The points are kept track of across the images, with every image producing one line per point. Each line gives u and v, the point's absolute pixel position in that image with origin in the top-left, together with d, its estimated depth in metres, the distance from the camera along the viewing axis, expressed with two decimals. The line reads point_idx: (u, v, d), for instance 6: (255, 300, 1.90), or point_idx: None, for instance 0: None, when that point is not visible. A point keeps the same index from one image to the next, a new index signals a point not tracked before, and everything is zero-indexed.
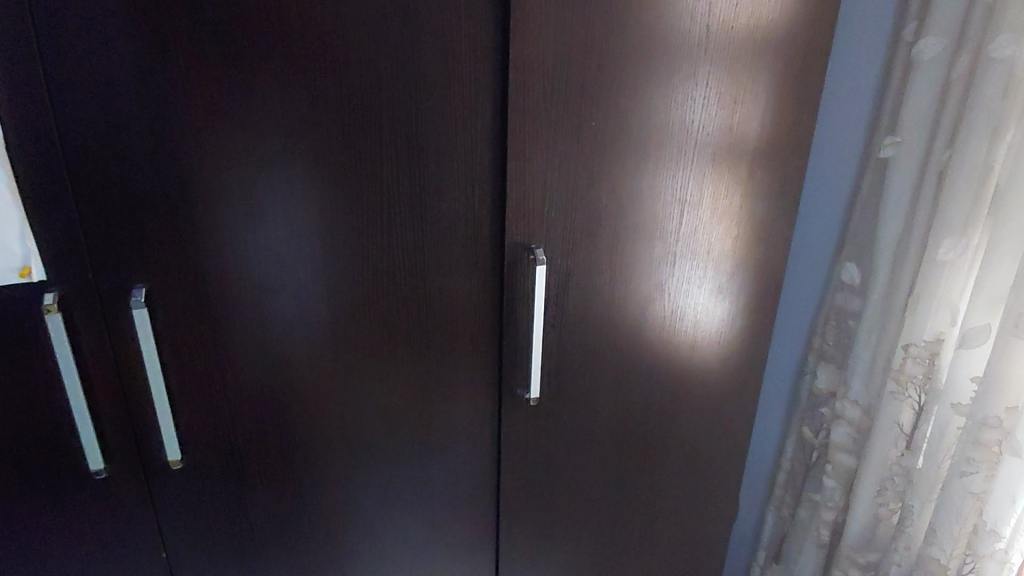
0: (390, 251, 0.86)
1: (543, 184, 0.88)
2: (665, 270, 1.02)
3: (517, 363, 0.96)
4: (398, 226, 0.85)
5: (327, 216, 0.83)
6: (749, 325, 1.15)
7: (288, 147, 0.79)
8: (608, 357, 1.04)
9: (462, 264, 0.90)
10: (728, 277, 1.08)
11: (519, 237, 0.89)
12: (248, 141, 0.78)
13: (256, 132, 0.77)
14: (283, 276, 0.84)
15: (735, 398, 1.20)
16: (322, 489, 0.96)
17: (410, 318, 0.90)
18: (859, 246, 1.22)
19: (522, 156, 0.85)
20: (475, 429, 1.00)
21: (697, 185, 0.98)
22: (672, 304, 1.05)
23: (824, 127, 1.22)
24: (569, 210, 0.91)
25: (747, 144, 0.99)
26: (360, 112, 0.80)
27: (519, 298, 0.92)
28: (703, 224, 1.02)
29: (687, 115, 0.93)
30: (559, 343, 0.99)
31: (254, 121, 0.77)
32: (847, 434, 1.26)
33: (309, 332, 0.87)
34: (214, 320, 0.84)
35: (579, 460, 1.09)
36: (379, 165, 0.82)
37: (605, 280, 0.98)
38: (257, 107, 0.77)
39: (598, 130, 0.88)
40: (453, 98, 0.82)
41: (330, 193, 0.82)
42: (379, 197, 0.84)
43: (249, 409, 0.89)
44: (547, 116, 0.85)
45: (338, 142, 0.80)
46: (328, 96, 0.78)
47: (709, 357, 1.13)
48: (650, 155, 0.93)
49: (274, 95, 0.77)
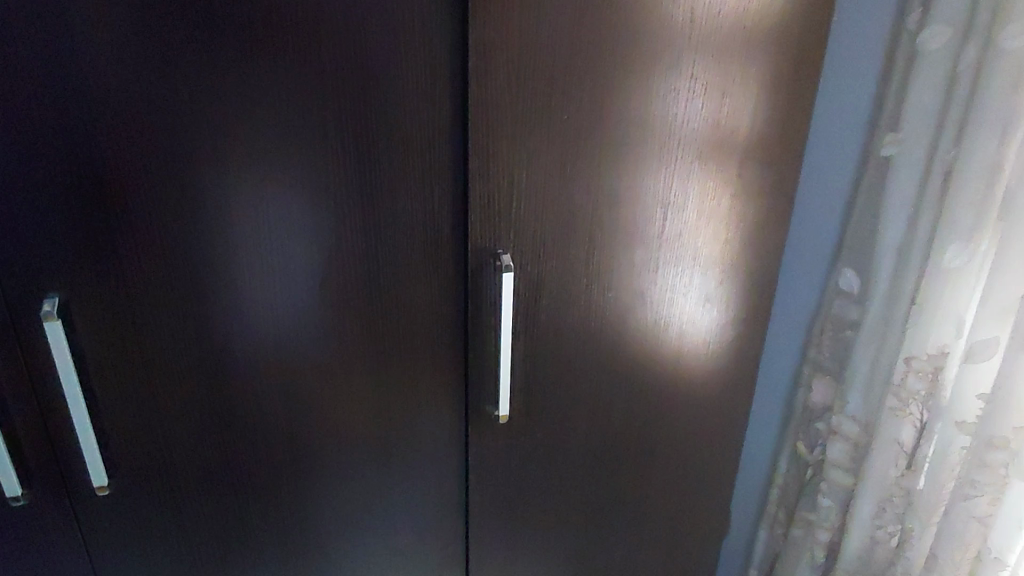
0: (341, 257, 0.79)
1: (510, 183, 0.80)
2: (648, 277, 0.94)
3: (484, 377, 0.89)
4: (350, 228, 0.78)
5: (267, 218, 0.75)
6: (739, 336, 1.07)
7: (221, 142, 0.71)
8: (586, 370, 0.96)
9: (421, 270, 0.82)
10: (717, 283, 1.01)
11: (484, 242, 0.81)
12: (174, 135, 0.70)
13: (183, 124, 0.70)
14: (220, 284, 0.76)
15: (724, 413, 1.12)
16: (271, 513, 0.89)
17: (364, 330, 0.83)
18: (859, 251, 1.14)
19: (485, 152, 0.77)
20: (439, 448, 0.93)
21: (681, 185, 0.90)
22: (657, 313, 0.97)
23: (821, 124, 1.14)
24: (540, 212, 0.83)
25: (737, 141, 0.92)
26: (301, 103, 0.72)
27: (485, 308, 0.84)
28: (689, 227, 0.94)
29: (670, 109, 0.85)
30: (531, 356, 0.91)
31: (181, 113, 0.69)
32: (844, 451, 1.18)
33: (251, 343, 0.80)
34: (143, 332, 0.76)
35: (554, 479, 1.01)
36: (326, 162, 0.74)
37: (582, 288, 0.90)
38: (182, 97, 0.69)
39: (571, 125, 0.80)
40: (407, 87, 0.74)
41: (270, 192, 0.74)
42: (327, 197, 0.76)
43: (187, 427, 0.81)
44: (513, 109, 0.77)
45: (278, 134, 0.72)
46: (264, 86, 0.70)
47: (696, 369, 1.06)
48: (629, 153, 0.85)
49: (203, 84, 0.69)
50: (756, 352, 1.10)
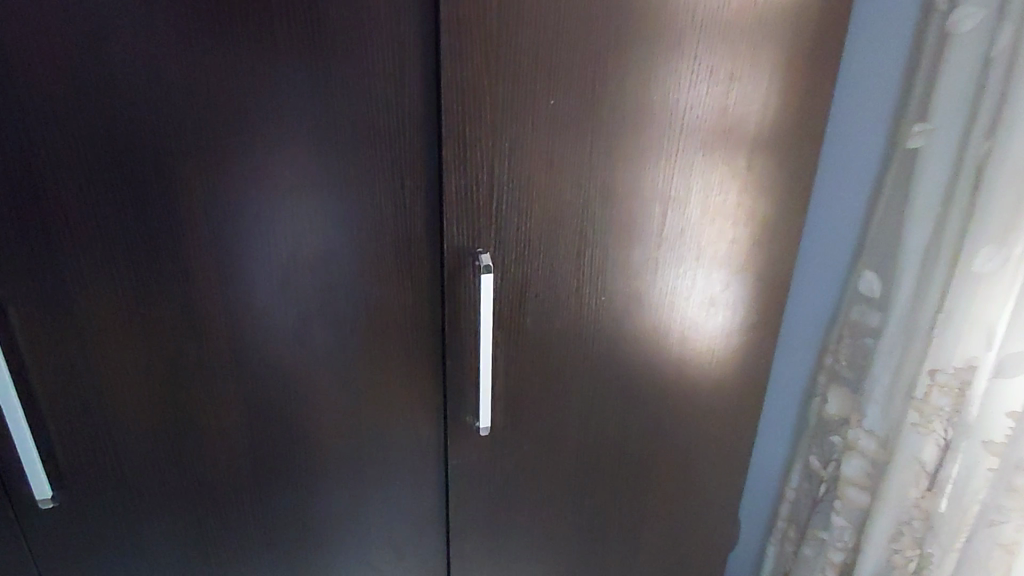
0: (302, 255, 0.72)
1: (490, 176, 0.72)
2: (646, 278, 0.86)
3: (463, 386, 0.82)
4: (312, 223, 0.71)
5: (218, 212, 0.68)
6: (746, 343, 0.99)
7: (164, 129, 0.64)
8: (576, 378, 0.88)
9: (393, 271, 0.75)
10: (723, 285, 0.92)
11: (461, 240, 0.74)
12: (113, 120, 0.63)
13: (123, 108, 0.63)
14: (170, 285, 0.70)
15: (730, 427, 1.04)
16: (233, 528, 0.83)
17: (331, 334, 0.76)
18: (881, 253, 1.04)
19: (462, 142, 0.70)
20: (416, 460, 0.86)
21: (683, 179, 0.82)
22: (656, 318, 0.90)
23: (841, 113, 1.05)
24: (525, 208, 0.75)
25: (745, 130, 0.83)
26: (254, 86, 0.65)
27: (463, 312, 0.78)
28: (692, 226, 0.86)
29: (671, 95, 0.77)
30: (516, 364, 0.84)
31: (120, 96, 0.63)
32: (860, 468, 1.10)
33: (206, 348, 0.73)
34: (87, 336, 0.70)
35: (543, 495, 0.94)
36: (283, 152, 0.68)
37: (572, 291, 0.82)
38: (121, 80, 0.62)
39: (558, 112, 0.73)
40: (373, 70, 0.66)
41: (222, 184, 0.67)
42: (286, 189, 0.69)
43: (139, 437, 0.75)
44: (492, 95, 0.69)
45: (231, 120, 0.65)
46: (211, 67, 0.63)
47: (699, 378, 0.98)
48: (624, 144, 0.77)
49: (142, 65, 0.62)
50: (766, 362, 1.02)
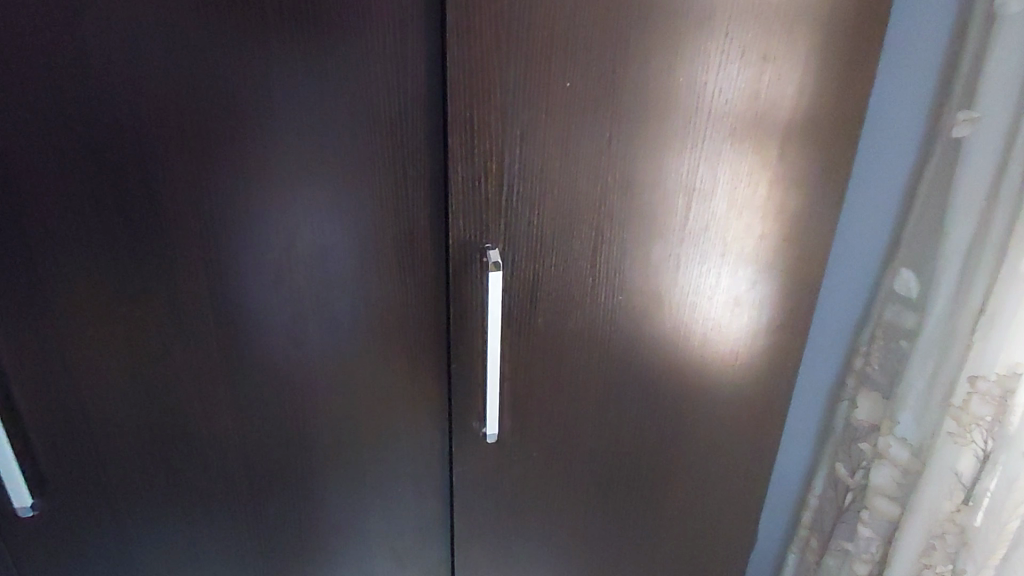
0: (296, 250, 0.67)
1: (501, 167, 0.66)
2: (667, 276, 0.80)
3: (471, 390, 0.77)
4: (305, 215, 0.65)
5: (206, 204, 0.63)
6: (774, 347, 0.92)
7: (145, 113, 0.59)
8: (591, 383, 0.83)
9: (394, 267, 0.70)
10: (750, 285, 0.86)
11: (468, 235, 0.69)
12: (88, 104, 0.58)
13: (99, 92, 0.58)
14: (154, 283, 0.65)
15: (754, 436, 0.97)
16: (226, 535, 0.78)
17: (328, 334, 0.71)
18: (919, 250, 0.97)
19: (469, 129, 0.64)
20: (420, 467, 0.81)
21: (709, 169, 0.76)
22: (677, 319, 0.84)
23: (880, 100, 0.97)
24: (537, 201, 0.70)
25: (777, 117, 0.76)
26: (241, 66, 0.59)
27: (470, 312, 0.72)
28: (716, 219, 0.79)
29: (698, 77, 0.70)
30: (526, 367, 0.78)
31: (96, 78, 0.57)
32: (890, 477, 1.03)
33: (194, 349, 0.68)
34: (67, 336, 0.65)
35: (554, 504, 0.89)
36: (275, 138, 0.62)
37: (586, 289, 0.77)
38: (97, 59, 0.57)
39: (574, 96, 0.67)
40: (372, 48, 0.61)
41: (208, 173, 0.62)
42: (277, 178, 0.64)
43: (124, 441, 0.71)
44: (503, 77, 0.63)
45: (216, 103, 0.60)
46: (195, 46, 0.58)
47: (723, 383, 0.92)
48: (645, 131, 0.71)
49: (121, 43, 0.57)
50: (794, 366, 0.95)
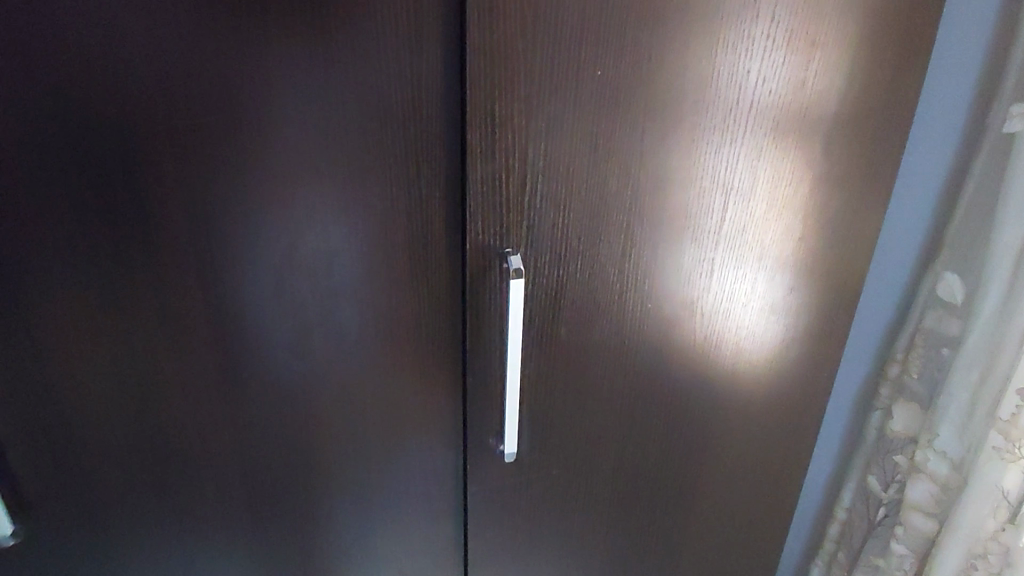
0: (299, 256, 0.61)
1: (524, 165, 0.60)
2: (700, 281, 0.74)
3: (488, 406, 0.71)
4: (308, 216, 0.59)
5: (199, 207, 0.57)
6: (809, 357, 0.86)
7: (127, 108, 0.53)
8: (616, 396, 0.77)
9: (406, 274, 0.64)
10: (787, 290, 0.79)
11: (488, 239, 0.62)
12: (64, 97, 0.51)
13: (76, 84, 0.51)
14: (141, 292, 0.59)
15: (787, 451, 0.91)
16: (223, 559, 0.73)
17: (333, 345, 0.65)
18: (965, 251, 0.90)
19: (490, 122, 0.58)
20: (433, 487, 0.76)
21: (749, 166, 0.69)
22: (708, 327, 0.77)
23: (930, 92, 0.90)
24: (562, 201, 0.63)
25: (823, 108, 0.70)
26: (236, 51, 0.53)
27: (489, 322, 0.66)
28: (754, 220, 0.73)
29: (740, 64, 0.64)
30: (547, 381, 0.72)
31: (73, 69, 0.51)
32: (927, 492, 0.97)
33: (187, 363, 0.63)
34: (45, 350, 0.59)
35: (575, 524, 0.83)
36: (275, 135, 0.56)
37: (612, 296, 0.71)
38: (73, 47, 0.50)
39: (605, 85, 0.60)
40: (383, 30, 0.54)
41: (199, 173, 0.56)
42: (276, 176, 0.57)
43: (112, 462, 0.65)
44: (528, 63, 0.57)
45: (208, 93, 0.53)
46: (185, 31, 0.51)
47: (756, 395, 0.85)
48: (680, 124, 0.64)
49: (100, 28, 0.50)
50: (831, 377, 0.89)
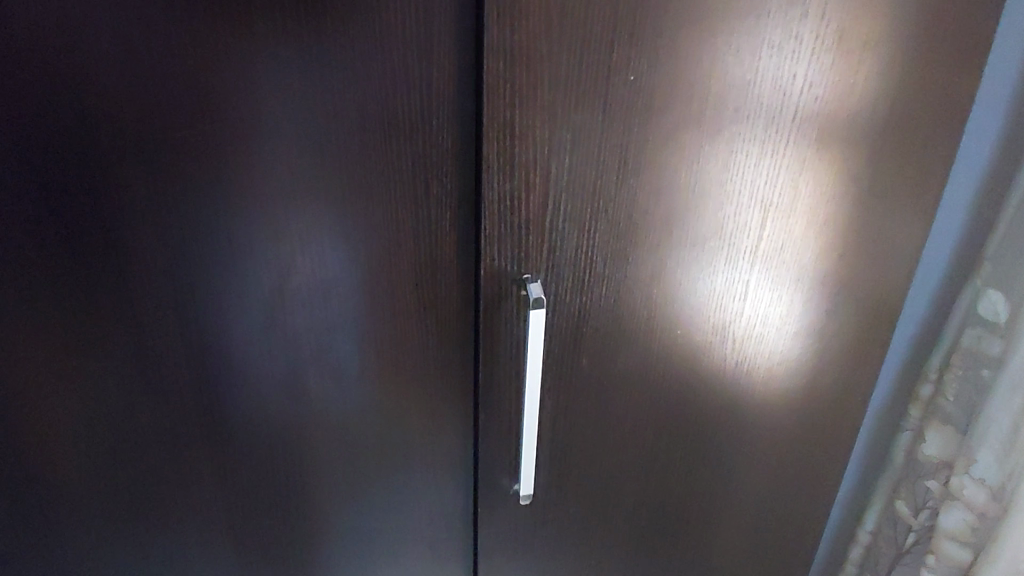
0: (291, 285, 0.54)
1: (545, 182, 0.54)
2: (731, 305, 0.67)
3: (501, 445, 0.65)
4: (302, 240, 0.53)
5: (178, 234, 0.50)
6: (850, 388, 0.78)
7: (98, 124, 0.46)
8: (641, 431, 0.70)
9: (412, 303, 0.57)
10: (828, 315, 0.72)
11: (504, 265, 0.56)
12: (27, 112, 0.45)
13: (41, 97, 0.45)
14: (112, 329, 0.52)
15: (824, 488, 0.83)
16: None
17: (329, 382, 0.59)
18: (1008, 264, 0.83)
19: (509, 134, 0.51)
20: (440, 529, 0.69)
21: (790, 180, 0.63)
22: (740, 354, 0.71)
23: (984, 94, 0.82)
24: (587, 222, 0.57)
25: (875, 115, 0.63)
26: (220, 59, 0.46)
27: (504, 355, 0.60)
28: (792, 239, 0.66)
29: (785, 67, 0.57)
30: (566, 416, 0.66)
31: (37, 80, 0.44)
32: (962, 520, 0.91)
33: (165, 406, 0.56)
34: (3, 394, 0.52)
35: (593, 566, 0.76)
36: (265, 152, 0.49)
37: (638, 325, 0.64)
38: (38, 55, 0.44)
39: (637, 93, 0.53)
40: (387, 30, 0.47)
41: (179, 196, 0.49)
42: (265, 196, 0.51)
43: (83, 514, 0.58)
44: (552, 67, 0.50)
45: (185, 103, 0.47)
46: (166, 38, 0.45)
47: (793, 429, 0.77)
48: (717, 135, 0.58)
49: (67, 34, 0.44)
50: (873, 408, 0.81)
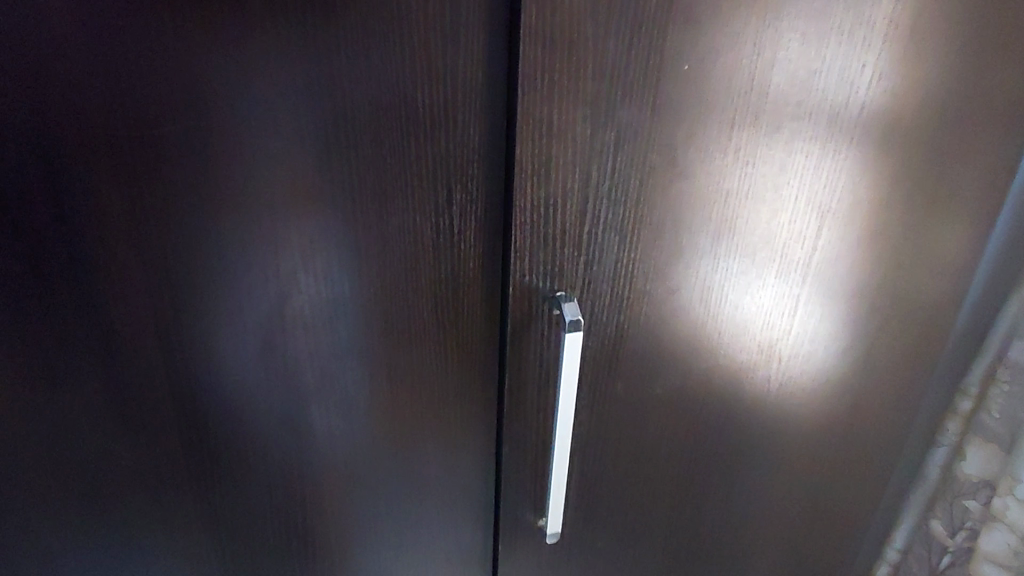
0: (293, 305, 0.47)
1: (584, 188, 0.47)
2: (779, 322, 0.61)
3: (527, 478, 0.58)
4: (306, 254, 0.46)
5: (162, 250, 0.43)
6: (896, 406, 0.72)
7: (66, 123, 0.39)
8: (676, 458, 0.64)
9: (431, 323, 0.50)
10: (881, 331, 0.66)
11: (535, 281, 0.49)
12: None
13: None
14: (86, 358, 0.45)
15: (861, 510, 0.78)
16: None
17: (335, 413, 0.52)
18: None
19: (546, 133, 0.44)
20: (457, 566, 0.63)
21: (850, 184, 0.56)
22: (784, 374, 0.64)
23: None
24: (628, 233, 0.50)
25: (949, 112, 0.56)
26: (213, 47, 0.39)
27: (532, 381, 0.53)
28: (849, 249, 0.59)
29: (854, 57, 0.50)
30: (597, 444, 0.59)
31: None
32: (1004, 544, 0.85)
33: (148, 444, 0.49)
34: None
35: None
36: (264, 156, 0.42)
37: (679, 344, 0.57)
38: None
39: (691, 85, 0.46)
40: (407, 10, 0.40)
41: (164, 208, 0.42)
42: (261, 206, 0.44)
43: (57, 563, 0.51)
44: (598, 56, 0.43)
45: (166, 98, 0.40)
46: (147, 22, 0.38)
47: (836, 452, 0.72)
48: (775, 133, 0.51)
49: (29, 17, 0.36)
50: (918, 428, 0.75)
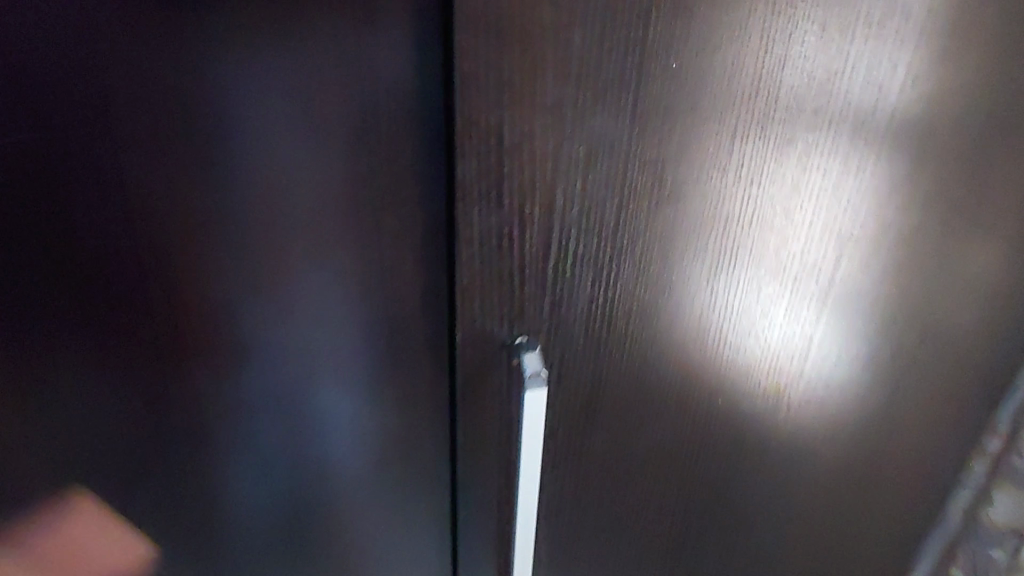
0: (199, 340, 0.41)
1: (547, 216, 0.38)
2: (789, 364, 0.52)
3: (488, 543, 0.50)
4: (211, 282, 0.39)
5: (40, 282, 0.37)
6: (922, 454, 0.63)
7: None
8: (666, 515, 0.55)
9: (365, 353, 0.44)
10: (906, 371, 0.57)
11: (489, 325, 0.40)
12: None
13: None
14: None
15: (875, 563, 0.70)
16: None
17: (258, 457, 0.45)
18: None
19: (496, 148, 0.35)
20: None
21: (877, 208, 0.47)
22: (795, 424, 0.55)
23: None
24: (605, 267, 0.41)
25: (997, 119, 0.46)
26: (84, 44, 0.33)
27: (490, 440, 0.45)
28: (874, 282, 0.50)
29: (883, 55, 0.41)
30: (571, 506, 0.51)
31: None
32: None
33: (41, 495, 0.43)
34: None
35: None
36: (155, 172, 0.36)
37: (669, 393, 0.48)
38: None
39: (681, 89, 0.37)
40: None
41: (38, 233, 0.36)
42: (155, 229, 0.37)
43: None
44: (560, 54, 0.34)
45: (31, 104, 0.33)
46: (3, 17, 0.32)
47: (851, 504, 0.63)
48: (788, 147, 0.42)
49: None
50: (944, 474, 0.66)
